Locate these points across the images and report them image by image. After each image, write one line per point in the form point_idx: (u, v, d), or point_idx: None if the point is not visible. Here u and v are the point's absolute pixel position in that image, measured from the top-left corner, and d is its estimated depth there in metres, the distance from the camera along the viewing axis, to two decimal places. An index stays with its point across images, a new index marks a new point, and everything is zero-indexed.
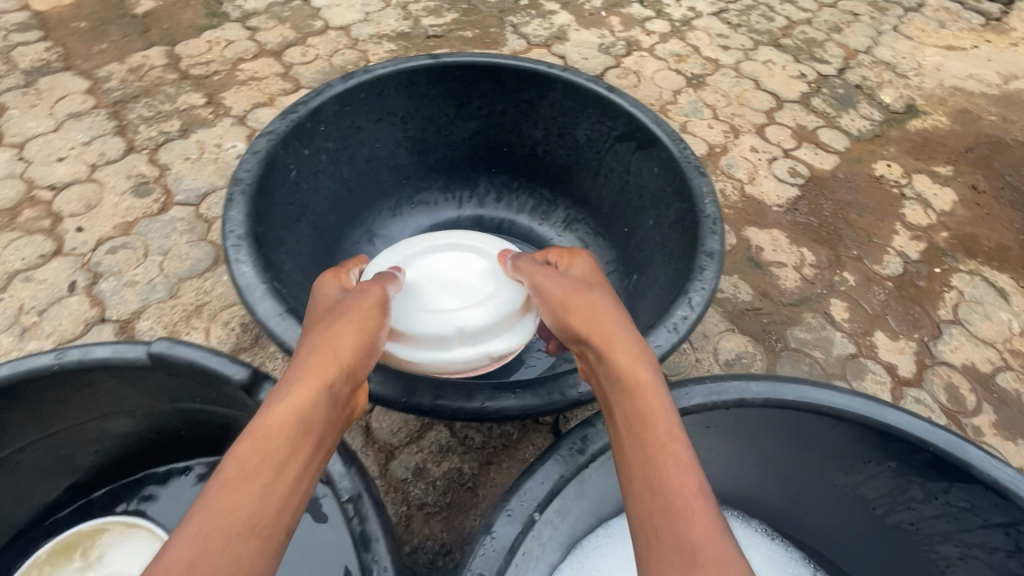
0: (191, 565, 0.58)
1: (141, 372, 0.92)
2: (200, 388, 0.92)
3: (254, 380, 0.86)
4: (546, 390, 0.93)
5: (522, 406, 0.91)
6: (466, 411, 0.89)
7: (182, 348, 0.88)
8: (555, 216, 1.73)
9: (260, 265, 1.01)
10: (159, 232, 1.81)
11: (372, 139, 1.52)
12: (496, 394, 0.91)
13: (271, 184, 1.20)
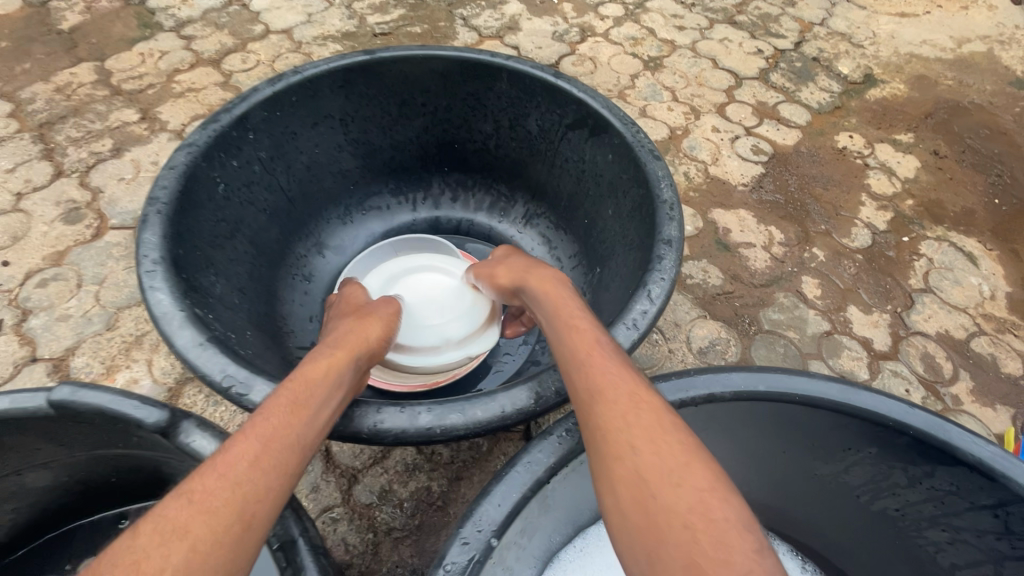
0: (256, 458, 0.70)
1: (48, 421, 0.81)
2: (119, 433, 0.82)
3: (171, 420, 0.76)
4: (498, 403, 0.85)
5: (471, 423, 0.83)
6: (412, 434, 0.81)
7: (87, 393, 0.77)
8: (514, 212, 1.67)
9: (179, 291, 0.92)
10: (93, 260, 1.69)
11: (311, 144, 1.42)
12: (441, 412, 0.82)
13: (193, 201, 1.11)
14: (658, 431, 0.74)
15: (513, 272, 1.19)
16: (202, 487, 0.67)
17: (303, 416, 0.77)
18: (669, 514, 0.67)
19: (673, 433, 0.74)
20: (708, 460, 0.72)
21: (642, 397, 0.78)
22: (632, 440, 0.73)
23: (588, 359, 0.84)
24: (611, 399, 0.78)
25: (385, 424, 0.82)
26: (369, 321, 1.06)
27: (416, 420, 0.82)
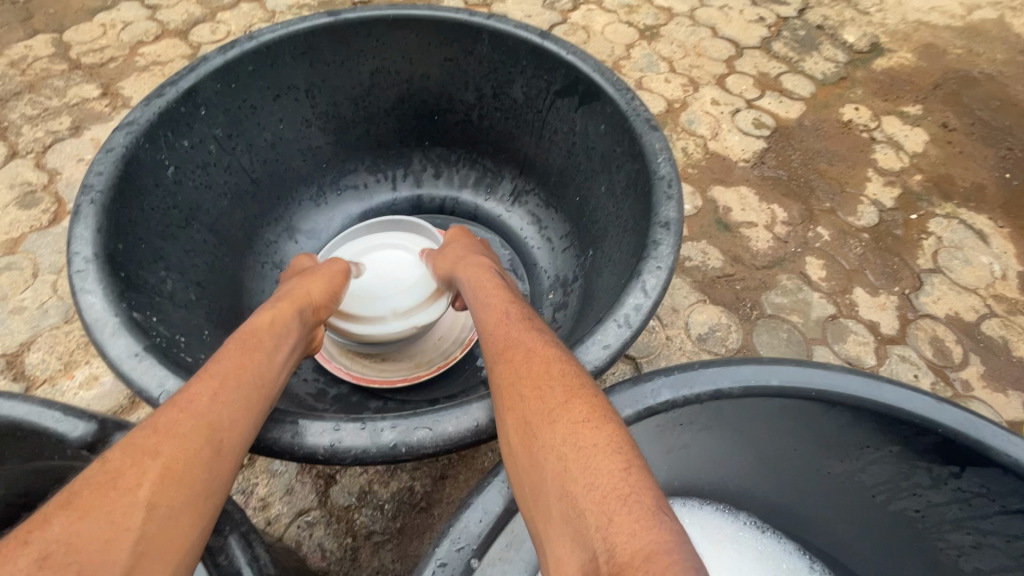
0: (214, 395, 0.70)
1: None
2: (42, 449, 0.71)
3: (97, 435, 0.66)
4: (470, 415, 0.76)
5: (441, 441, 0.74)
6: (374, 455, 0.73)
7: (2, 404, 0.67)
8: (501, 189, 1.57)
9: (114, 294, 0.81)
10: (51, 248, 1.57)
11: (273, 119, 1.30)
12: (406, 429, 0.74)
13: (135, 189, 0.99)
14: (543, 376, 0.73)
15: (448, 257, 1.21)
16: (166, 415, 0.65)
17: (253, 359, 0.78)
18: (546, 450, 0.65)
19: (561, 375, 0.73)
20: (595, 396, 0.70)
21: (538, 351, 0.78)
22: (517, 390, 0.73)
23: (496, 331, 0.86)
24: (507, 357, 0.79)
25: (344, 443, 0.73)
26: (320, 279, 1.08)
27: (377, 439, 0.73)
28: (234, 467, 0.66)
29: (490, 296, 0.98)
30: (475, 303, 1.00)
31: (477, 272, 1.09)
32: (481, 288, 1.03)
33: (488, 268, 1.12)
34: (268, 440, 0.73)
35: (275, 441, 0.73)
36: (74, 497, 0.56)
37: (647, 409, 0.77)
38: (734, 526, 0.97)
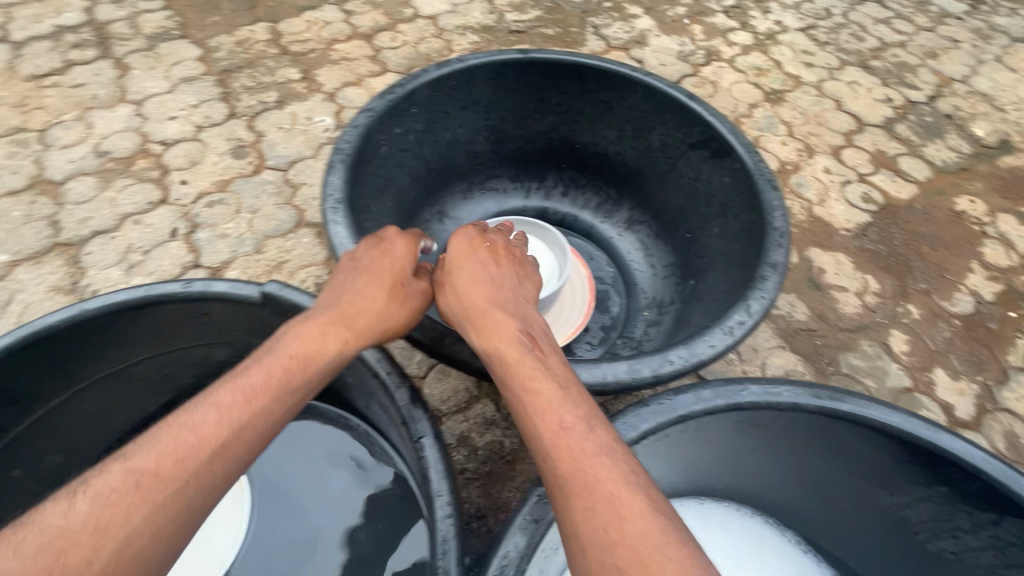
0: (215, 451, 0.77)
1: (251, 309, 1.02)
2: None
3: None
4: (599, 370, 0.97)
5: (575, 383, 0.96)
6: None
7: (291, 292, 0.99)
8: (617, 216, 1.81)
9: (352, 228, 1.13)
10: (251, 193, 1.98)
11: (456, 124, 1.61)
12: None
13: (365, 157, 1.32)
14: (644, 540, 0.68)
15: (467, 295, 1.01)
16: (154, 469, 0.73)
17: (263, 412, 0.83)
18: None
19: (662, 544, 0.68)
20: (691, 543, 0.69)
21: (616, 497, 0.72)
22: (611, 561, 0.68)
23: (562, 459, 0.77)
24: (589, 509, 0.72)
25: None
26: (386, 297, 0.99)
27: None
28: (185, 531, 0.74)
29: (535, 386, 0.86)
30: (513, 389, 0.88)
31: (503, 333, 0.94)
32: (516, 369, 0.89)
33: (522, 320, 0.98)
34: None
35: None
36: (32, 538, 0.65)
37: (734, 404, 0.96)
38: (781, 540, 1.15)
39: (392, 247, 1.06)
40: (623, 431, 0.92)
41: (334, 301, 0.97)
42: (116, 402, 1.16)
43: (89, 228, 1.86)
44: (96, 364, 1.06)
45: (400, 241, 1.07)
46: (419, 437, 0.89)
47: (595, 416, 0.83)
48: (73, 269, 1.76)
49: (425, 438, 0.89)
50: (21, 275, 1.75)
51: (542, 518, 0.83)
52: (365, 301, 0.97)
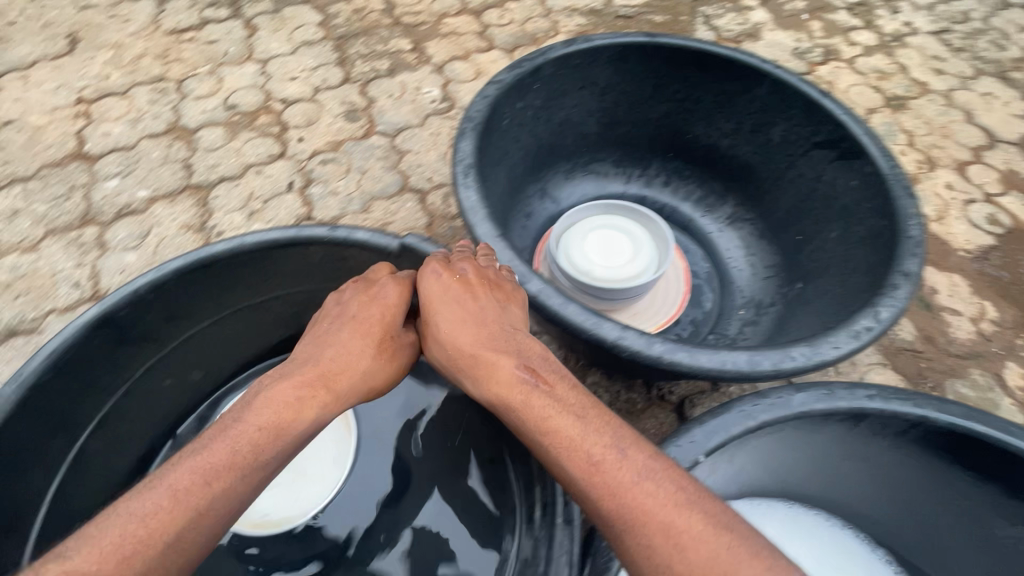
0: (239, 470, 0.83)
1: (387, 257, 1.11)
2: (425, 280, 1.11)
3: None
4: (720, 357, 0.96)
5: (695, 366, 0.95)
6: (645, 357, 0.96)
7: (428, 245, 1.11)
8: (720, 211, 1.78)
9: (481, 193, 1.18)
10: (361, 155, 2.08)
11: (572, 104, 1.63)
12: (674, 348, 0.96)
13: (490, 127, 1.36)
14: (706, 558, 0.73)
15: (463, 339, 1.00)
16: (190, 491, 0.78)
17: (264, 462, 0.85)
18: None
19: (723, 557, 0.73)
20: (752, 548, 0.75)
21: (666, 524, 0.76)
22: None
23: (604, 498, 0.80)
24: (645, 542, 0.76)
25: (626, 341, 0.97)
26: (361, 348, 1.01)
27: (650, 347, 0.96)
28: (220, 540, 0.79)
29: (555, 426, 0.87)
30: (531, 433, 0.90)
31: (504, 378, 0.94)
32: (530, 411, 0.90)
33: (519, 353, 0.97)
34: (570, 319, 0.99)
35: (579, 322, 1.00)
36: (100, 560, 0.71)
37: (861, 409, 0.96)
38: (871, 555, 1.11)
39: (381, 291, 1.06)
40: (739, 418, 0.92)
41: (314, 356, 0.99)
42: (246, 334, 1.25)
43: (217, 174, 2.02)
44: (240, 293, 1.15)
45: (365, 282, 1.07)
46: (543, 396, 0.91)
47: (620, 438, 0.86)
48: (203, 210, 1.93)
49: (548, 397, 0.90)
50: (158, 210, 1.93)
51: None
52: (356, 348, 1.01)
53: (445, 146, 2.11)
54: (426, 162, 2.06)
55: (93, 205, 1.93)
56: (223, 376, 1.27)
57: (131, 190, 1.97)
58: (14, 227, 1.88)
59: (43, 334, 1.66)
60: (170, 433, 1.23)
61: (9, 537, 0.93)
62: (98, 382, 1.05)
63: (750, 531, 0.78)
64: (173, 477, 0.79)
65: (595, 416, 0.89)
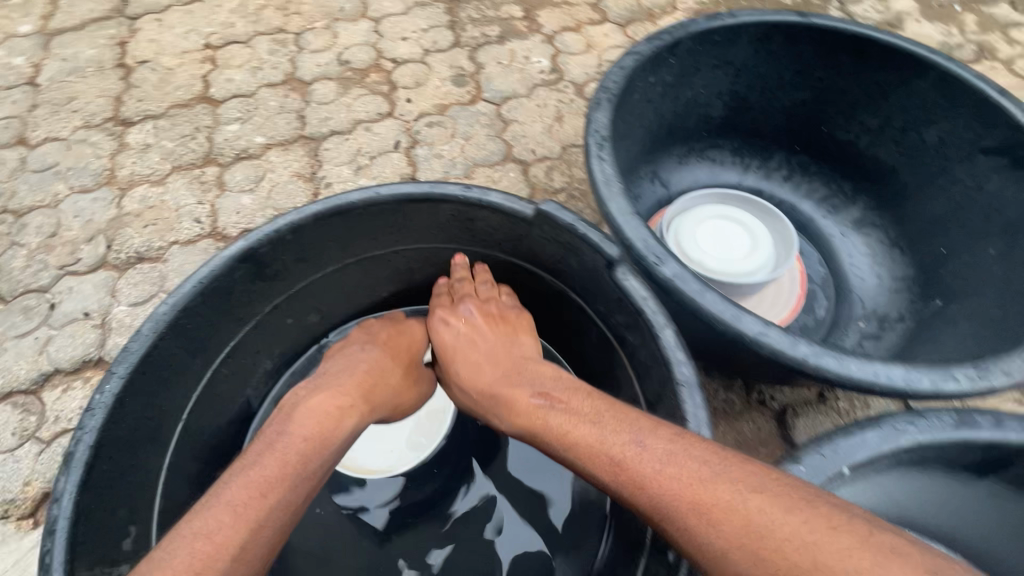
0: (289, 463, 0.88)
1: (518, 224, 1.06)
2: (554, 250, 1.06)
3: (617, 257, 0.93)
4: (872, 368, 0.89)
5: (843, 373, 0.89)
6: (786, 357, 0.90)
7: (565, 214, 0.98)
8: (845, 214, 1.65)
9: (616, 166, 1.13)
10: (466, 120, 2.07)
11: (702, 84, 1.54)
12: (820, 351, 0.90)
13: (623, 100, 1.31)
14: (760, 530, 0.68)
15: (475, 377, 1.07)
16: (250, 486, 0.83)
17: (309, 471, 0.90)
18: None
19: (775, 525, 0.68)
20: (835, 518, 0.68)
21: (719, 505, 0.71)
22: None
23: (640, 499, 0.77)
24: (694, 527, 0.72)
25: (767, 339, 0.91)
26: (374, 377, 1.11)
27: (795, 348, 0.90)
28: (276, 533, 0.83)
29: (574, 438, 0.86)
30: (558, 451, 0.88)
31: (519, 407, 0.96)
32: (548, 427, 0.90)
33: (529, 379, 1.01)
34: (709, 309, 0.94)
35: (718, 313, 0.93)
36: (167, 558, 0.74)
37: None
38: None
39: (407, 329, 1.25)
40: (892, 435, 0.84)
41: (343, 373, 1.10)
42: (363, 285, 1.28)
43: (328, 127, 2.06)
44: (364, 242, 1.17)
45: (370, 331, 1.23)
46: (681, 381, 0.83)
47: (636, 431, 0.82)
48: (313, 161, 1.98)
49: (686, 383, 0.83)
50: (273, 157, 1.99)
51: None
52: (374, 363, 1.14)
53: (551, 119, 2.06)
54: (530, 134, 2.02)
55: (213, 146, 2.02)
56: (335, 321, 1.31)
57: (249, 135, 2.05)
58: (144, 159, 1.99)
59: (166, 263, 1.77)
60: (285, 367, 1.29)
61: (154, 444, 0.99)
62: (233, 313, 1.10)
63: (802, 492, 0.72)
64: (230, 492, 0.82)
65: (612, 416, 0.86)
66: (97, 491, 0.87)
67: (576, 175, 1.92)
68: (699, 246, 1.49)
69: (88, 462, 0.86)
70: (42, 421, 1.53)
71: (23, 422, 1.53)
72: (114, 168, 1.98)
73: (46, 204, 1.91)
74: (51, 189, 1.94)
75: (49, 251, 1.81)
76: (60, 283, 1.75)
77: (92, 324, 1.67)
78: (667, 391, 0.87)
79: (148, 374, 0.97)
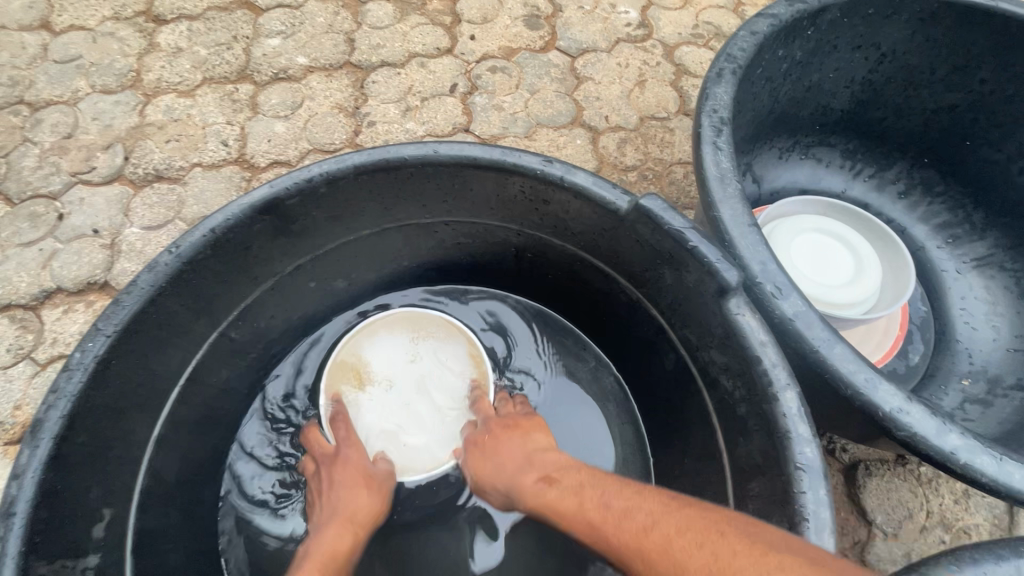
0: None
1: (605, 217, 0.86)
2: (644, 256, 0.87)
3: (735, 284, 0.73)
4: None
5: (1001, 481, 0.69)
6: (928, 447, 0.71)
7: (672, 216, 0.79)
8: (967, 248, 1.40)
9: (734, 159, 0.90)
10: (535, 71, 1.80)
11: (834, 67, 1.27)
12: (975, 446, 0.70)
13: (747, 73, 1.05)
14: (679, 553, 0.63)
15: (485, 472, 0.94)
16: None
17: None
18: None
19: (686, 548, 0.63)
20: (760, 547, 0.59)
21: (658, 548, 0.65)
22: None
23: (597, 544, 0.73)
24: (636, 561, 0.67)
25: (907, 418, 0.71)
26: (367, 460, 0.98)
27: (942, 438, 0.70)
28: None
29: (566, 515, 0.78)
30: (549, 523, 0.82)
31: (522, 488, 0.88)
32: (553, 514, 0.81)
33: (532, 462, 0.91)
34: (834, 368, 0.74)
35: (847, 377, 0.73)
36: None
37: None
38: None
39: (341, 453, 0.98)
40: None
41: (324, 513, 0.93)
42: (400, 256, 1.09)
43: (378, 57, 1.81)
44: (410, 207, 0.98)
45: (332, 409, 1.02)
46: (800, 466, 0.65)
47: (603, 483, 0.80)
48: (358, 93, 1.76)
49: (807, 469, 0.65)
50: (314, 83, 1.77)
51: None
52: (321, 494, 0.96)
53: (631, 83, 1.79)
54: (606, 97, 1.76)
55: (250, 61, 1.80)
56: (363, 290, 1.14)
57: (290, 54, 1.81)
58: (173, 65, 1.79)
59: (186, 186, 1.60)
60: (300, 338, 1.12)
61: (142, 413, 0.85)
62: (248, 270, 0.93)
63: (733, 520, 0.65)
64: None
65: (590, 487, 0.80)
66: (69, 467, 0.73)
67: (651, 153, 1.67)
68: (795, 263, 1.25)
69: (61, 434, 0.72)
70: (38, 341, 1.41)
71: (19, 339, 1.41)
72: (140, 70, 1.78)
73: (64, 100, 1.73)
74: (71, 84, 1.75)
75: (62, 154, 1.65)
76: (72, 193, 1.59)
77: (101, 243, 1.53)
78: (773, 468, 0.70)
79: (140, 333, 0.81)
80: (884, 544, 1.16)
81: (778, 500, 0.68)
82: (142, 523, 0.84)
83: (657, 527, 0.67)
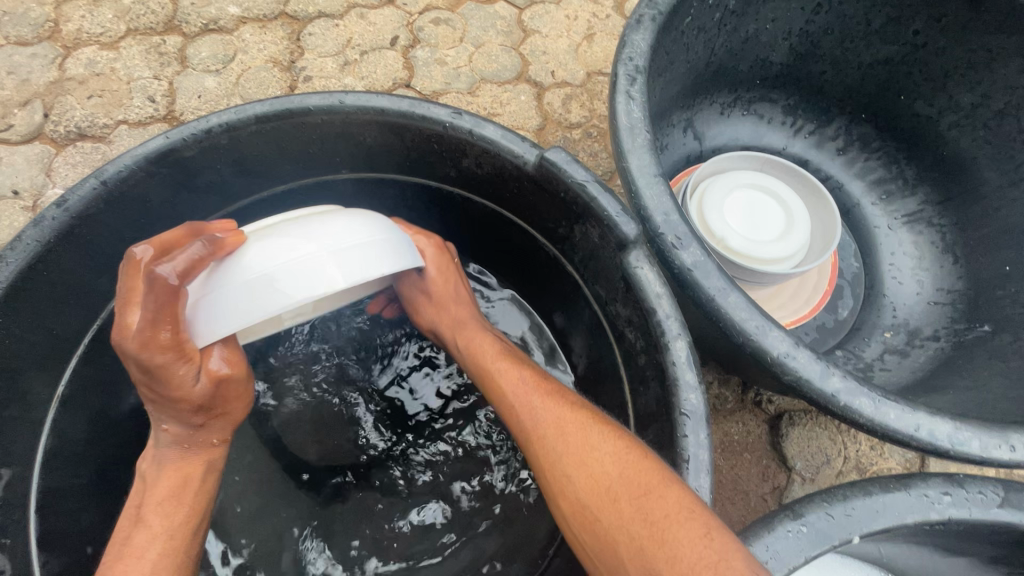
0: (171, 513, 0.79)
1: (516, 170, 0.85)
2: (558, 212, 0.87)
3: (633, 237, 0.75)
4: (916, 419, 0.74)
5: (876, 421, 0.73)
6: (811, 391, 0.74)
7: (575, 169, 0.80)
8: (899, 204, 1.41)
9: (647, 109, 0.89)
10: (479, 23, 1.73)
11: (770, 17, 1.24)
12: (855, 388, 0.74)
13: (673, 22, 1.02)
14: (597, 442, 0.72)
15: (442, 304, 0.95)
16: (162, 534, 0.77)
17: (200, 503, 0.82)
18: (645, 566, 0.62)
19: (608, 441, 0.71)
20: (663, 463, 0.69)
21: (580, 425, 0.74)
22: (577, 480, 0.70)
23: (525, 403, 0.80)
24: (559, 437, 0.74)
25: (794, 363, 0.74)
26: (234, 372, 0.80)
27: (825, 381, 0.74)
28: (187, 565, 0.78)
29: (492, 378, 0.87)
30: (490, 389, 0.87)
31: (478, 344, 0.92)
32: (488, 366, 0.88)
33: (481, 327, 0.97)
34: (731, 321, 0.75)
35: (742, 329, 0.75)
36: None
37: None
38: None
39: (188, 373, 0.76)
40: (921, 506, 0.74)
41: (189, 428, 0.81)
42: None
43: (315, 7, 1.72)
44: (323, 162, 0.96)
45: (148, 282, 0.68)
46: (684, 412, 0.68)
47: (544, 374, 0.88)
48: (294, 46, 1.67)
49: (690, 415, 0.68)
50: (247, 35, 1.68)
51: (789, 564, 0.70)
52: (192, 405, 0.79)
53: (579, 35, 1.74)
54: (552, 51, 1.71)
55: (177, 11, 1.69)
56: None
57: (220, 3, 1.71)
58: (95, 15, 1.68)
59: (110, 144, 1.53)
60: None
61: (41, 374, 0.83)
62: (155, 225, 0.91)
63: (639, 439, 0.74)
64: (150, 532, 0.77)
65: (515, 359, 0.89)
66: None
67: (597, 110, 1.64)
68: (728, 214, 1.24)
69: None
70: None
71: None
72: (58, 20, 1.66)
73: None
74: None
75: None
76: None
77: (22, 205, 1.46)
78: (664, 414, 0.73)
79: (30, 292, 0.78)
80: (801, 488, 1.21)
81: (666, 444, 0.72)
82: (49, 482, 0.84)
83: (585, 417, 0.76)
